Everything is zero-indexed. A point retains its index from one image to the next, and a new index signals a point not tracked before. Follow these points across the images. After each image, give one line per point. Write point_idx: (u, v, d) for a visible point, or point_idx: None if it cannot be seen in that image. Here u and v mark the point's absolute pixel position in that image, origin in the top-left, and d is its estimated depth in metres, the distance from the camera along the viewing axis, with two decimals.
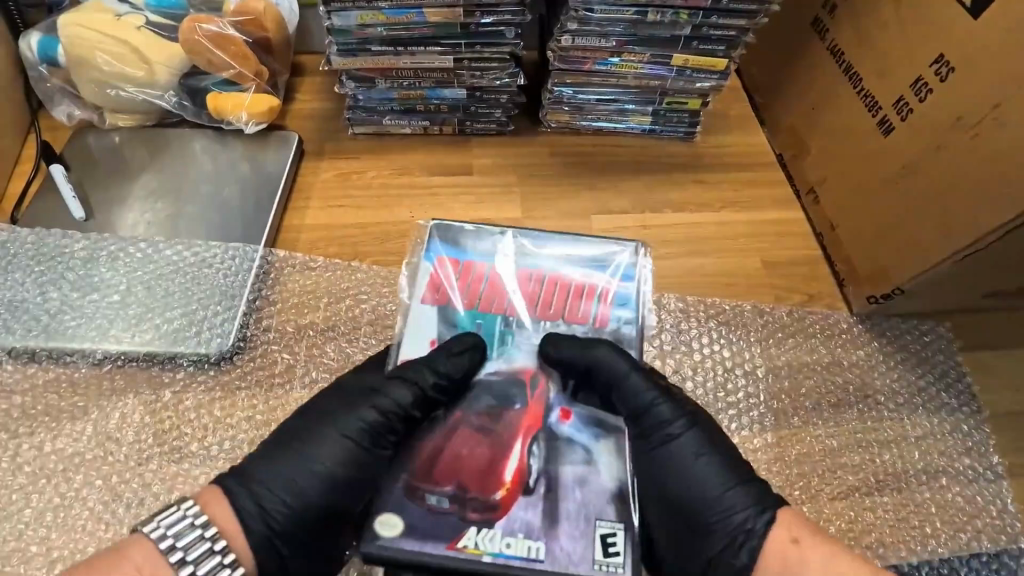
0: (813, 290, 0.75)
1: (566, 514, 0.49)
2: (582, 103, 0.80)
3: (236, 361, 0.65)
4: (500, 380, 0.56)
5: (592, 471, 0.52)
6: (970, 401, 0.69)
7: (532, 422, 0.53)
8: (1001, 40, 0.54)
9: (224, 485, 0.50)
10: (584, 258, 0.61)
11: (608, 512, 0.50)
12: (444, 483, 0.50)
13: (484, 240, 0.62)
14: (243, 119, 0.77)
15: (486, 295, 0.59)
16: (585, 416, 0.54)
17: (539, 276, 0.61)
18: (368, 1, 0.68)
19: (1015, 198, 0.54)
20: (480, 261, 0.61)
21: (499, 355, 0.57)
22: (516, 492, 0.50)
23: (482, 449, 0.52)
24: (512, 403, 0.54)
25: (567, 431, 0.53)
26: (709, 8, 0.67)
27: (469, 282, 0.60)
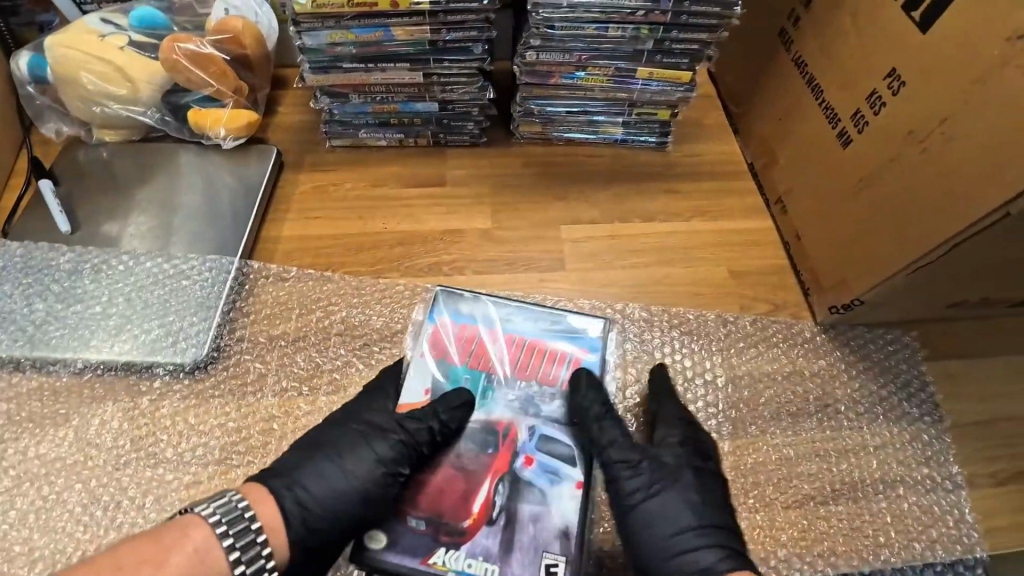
0: (779, 299, 0.75)
1: (520, 544, 0.55)
2: (552, 115, 0.81)
3: (210, 370, 0.67)
4: (478, 428, 0.60)
5: (547, 509, 0.56)
6: (932, 411, 0.69)
7: (501, 464, 0.58)
8: (949, 53, 0.52)
9: (269, 486, 0.52)
10: (559, 330, 0.66)
11: (556, 547, 0.55)
12: (424, 508, 0.56)
13: (478, 305, 0.67)
14: (222, 134, 0.80)
15: (478, 353, 0.64)
16: (545, 461, 0.59)
17: (520, 340, 0.65)
18: (336, 21, 0.70)
19: (958, 215, 0.53)
20: (474, 324, 0.66)
21: (480, 408, 0.62)
22: (480, 521, 0.55)
23: (460, 482, 0.57)
24: (486, 447, 0.59)
25: (529, 474, 0.58)
26: (669, 23, 0.68)
27: (464, 341, 0.65)
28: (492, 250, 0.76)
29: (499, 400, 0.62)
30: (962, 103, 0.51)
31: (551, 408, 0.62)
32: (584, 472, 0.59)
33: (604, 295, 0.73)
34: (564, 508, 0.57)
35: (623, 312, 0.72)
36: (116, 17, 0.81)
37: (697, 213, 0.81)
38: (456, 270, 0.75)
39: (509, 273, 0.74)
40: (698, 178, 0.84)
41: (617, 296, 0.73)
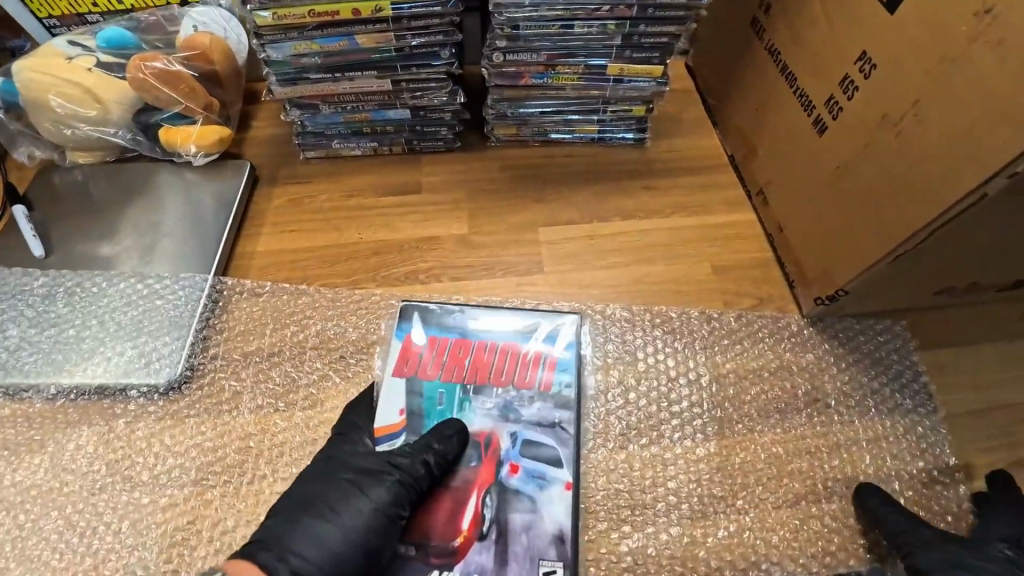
0: (765, 293, 0.73)
1: (514, 556, 0.54)
2: (525, 116, 0.80)
3: (185, 390, 0.67)
4: None
5: (538, 516, 0.56)
6: (926, 401, 0.67)
7: (485, 475, 0.58)
8: (919, 34, 0.51)
9: (258, 559, 0.48)
10: (532, 329, 0.66)
11: (551, 553, 0.55)
12: (412, 534, 0.55)
13: (447, 315, 0.67)
14: (192, 151, 0.80)
15: (450, 364, 0.64)
16: (531, 467, 0.59)
17: (493, 345, 0.65)
18: (299, 32, 0.69)
19: (936, 200, 0.51)
20: (443, 335, 0.66)
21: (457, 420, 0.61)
22: (471, 537, 0.55)
23: (444, 501, 0.57)
24: (468, 460, 0.59)
25: (516, 482, 0.58)
26: (635, 17, 0.67)
27: (435, 354, 0.65)
28: (469, 255, 0.75)
29: (478, 410, 0.61)
30: (934, 84, 0.50)
31: (531, 411, 0.61)
32: (572, 473, 0.59)
33: (584, 297, 0.72)
34: (555, 512, 0.57)
35: (604, 312, 0.71)
36: (84, 39, 0.81)
37: (677, 208, 0.79)
38: (433, 277, 0.73)
39: (486, 278, 0.73)
40: (678, 173, 0.83)
41: (597, 297, 0.72)
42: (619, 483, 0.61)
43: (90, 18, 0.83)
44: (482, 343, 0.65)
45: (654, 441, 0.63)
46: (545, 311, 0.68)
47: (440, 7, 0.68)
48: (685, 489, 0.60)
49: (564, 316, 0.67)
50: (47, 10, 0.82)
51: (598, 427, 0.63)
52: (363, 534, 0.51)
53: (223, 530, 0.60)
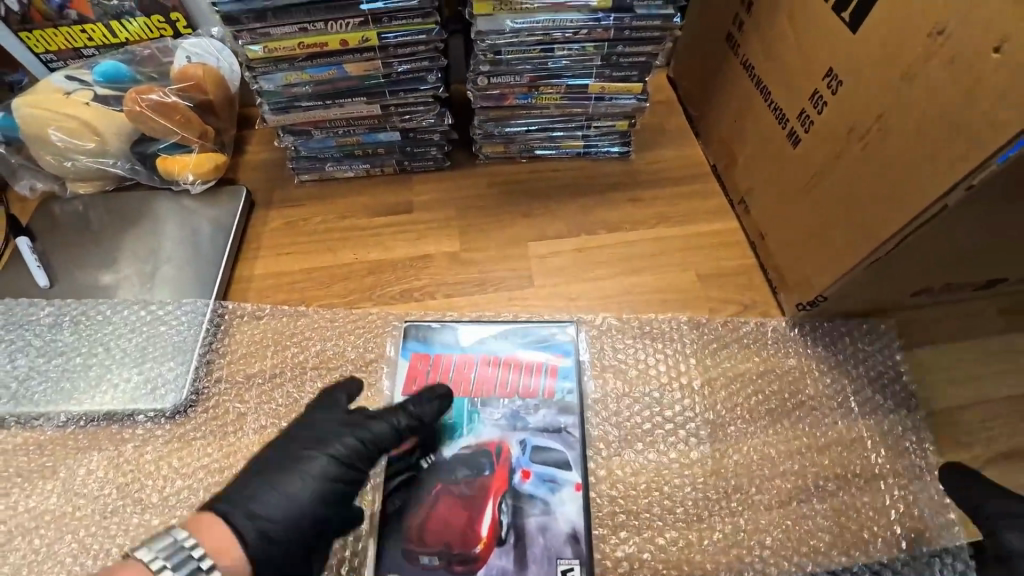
0: (749, 299, 0.75)
1: (533, 558, 0.57)
2: (512, 135, 0.82)
3: (192, 413, 0.69)
4: (470, 452, 0.62)
5: (552, 517, 0.58)
6: (908, 399, 0.69)
7: (499, 484, 0.60)
8: (878, 53, 0.53)
9: (217, 510, 0.49)
10: (531, 340, 0.70)
11: (567, 552, 0.57)
12: (433, 545, 0.57)
13: (449, 334, 0.71)
14: (189, 178, 0.82)
15: (455, 379, 0.67)
16: (541, 472, 0.61)
17: (495, 358, 0.68)
18: (290, 63, 0.72)
19: (904, 207, 0.53)
20: (446, 352, 0.69)
21: (468, 432, 0.63)
22: (490, 544, 0.57)
23: (461, 512, 0.59)
24: (481, 469, 0.61)
25: (528, 488, 0.60)
26: (613, 38, 0.70)
27: (440, 371, 0.68)
28: (463, 271, 0.78)
29: (486, 421, 0.64)
30: (895, 99, 0.52)
31: (536, 418, 0.64)
32: (580, 474, 0.61)
33: (575, 308, 0.74)
34: (568, 512, 0.59)
35: (594, 323, 0.73)
36: (80, 74, 0.83)
37: (662, 219, 0.82)
38: (428, 294, 0.76)
39: (479, 294, 0.75)
40: (661, 184, 0.85)
41: (588, 308, 0.74)
42: (613, 489, 0.63)
43: (86, 52, 0.86)
44: (484, 357, 0.68)
45: (646, 447, 0.65)
46: (543, 321, 0.71)
47: (425, 35, 0.71)
48: (678, 492, 0.63)
49: (560, 325, 0.71)
50: (44, 46, 0.84)
51: (591, 436, 0.65)
52: (325, 496, 0.53)
53: None
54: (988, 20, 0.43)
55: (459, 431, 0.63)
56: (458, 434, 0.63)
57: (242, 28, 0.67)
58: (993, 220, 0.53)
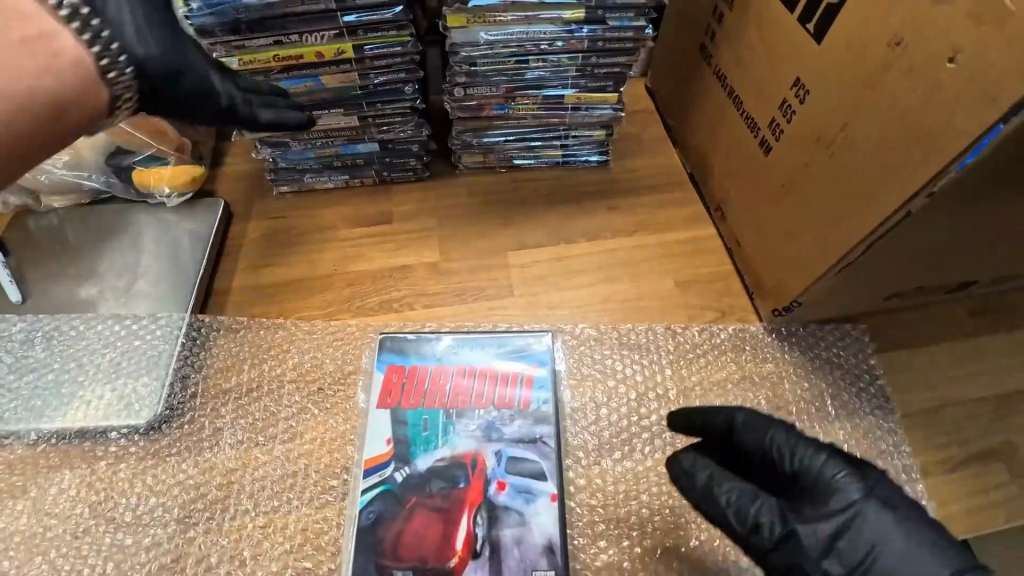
0: (726, 305, 0.76)
1: (508, 570, 0.56)
2: (490, 145, 0.82)
3: (165, 429, 0.68)
4: (445, 464, 0.62)
5: (528, 528, 0.58)
6: (883, 402, 0.70)
7: (474, 495, 0.60)
8: (842, 63, 0.54)
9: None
10: (509, 350, 0.69)
11: (542, 563, 0.57)
12: (407, 559, 0.57)
13: (425, 344, 0.70)
14: (166, 192, 0.82)
15: (430, 391, 0.66)
16: (517, 483, 0.61)
17: (471, 369, 0.67)
18: (265, 75, 0.72)
19: (870, 211, 0.54)
20: (422, 363, 0.68)
21: (443, 444, 0.63)
22: (466, 557, 0.57)
23: (437, 525, 0.58)
24: (456, 481, 0.61)
25: (503, 499, 0.60)
26: (587, 51, 0.70)
27: (415, 382, 0.67)
28: (441, 281, 0.78)
29: (462, 432, 0.63)
30: (858, 107, 0.53)
31: (512, 429, 0.64)
32: (556, 484, 0.61)
33: (553, 318, 0.74)
34: (543, 523, 0.59)
35: (573, 332, 0.73)
36: None
37: (641, 227, 0.82)
38: (406, 305, 0.76)
39: (458, 304, 0.75)
40: (640, 192, 0.86)
41: (565, 317, 0.74)
42: (592, 498, 0.63)
43: None
44: (460, 368, 0.67)
45: (625, 456, 0.65)
46: (520, 332, 0.71)
47: (401, 47, 0.71)
48: (656, 500, 0.62)
49: (537, 335, 0.70)
50: None
51: (569, 445, 0.65)
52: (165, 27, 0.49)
53: (206, 566, 0.61)
54: (942, 32, 0.44)
55: (434, 444, 0.63)
56: (433, 446, 0.63)
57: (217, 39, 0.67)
58: (955, 227, 0.54)
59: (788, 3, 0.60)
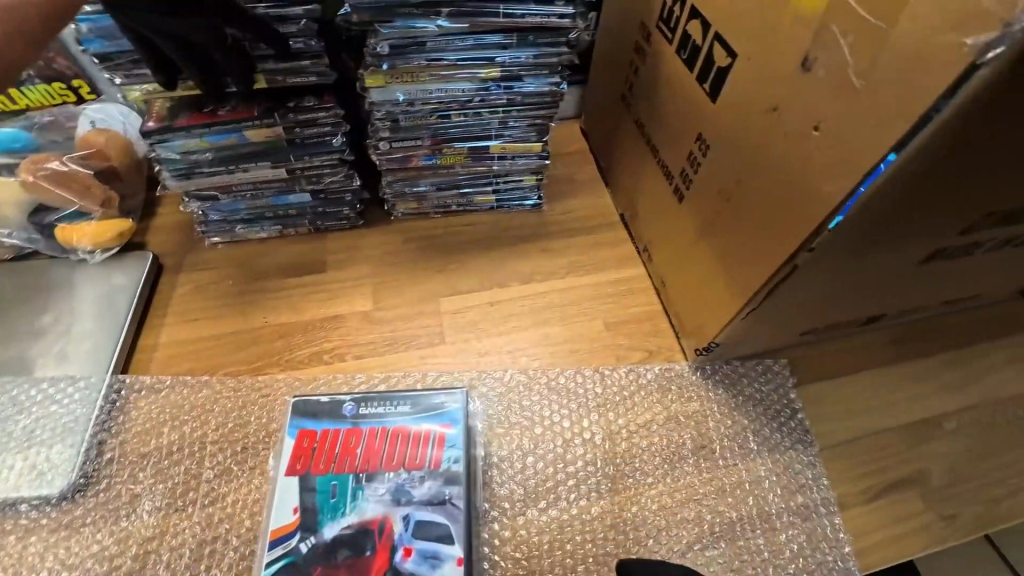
0: (653, 345, 0.78)
1: None
2: (421, 193, 0.84)
3: (79, 498, 0.66)
4: (350, 536, 0.49)
5: None
6: (804, 436, 0.72)
7: (377, 567, 0.47)
8: (733, 122, 0.57)
9: None
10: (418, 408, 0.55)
11: None
12: None
13: (336, 406, 0.55)
14: (89, 248, 0.80)
15: (342, 453, 0.53)
16: (426, 547, 0.48)
17: (381, 431, 0.54)
18: (187, 131, 0.72)
19: (767, 261, 0.56)
20: (332, 427, 0.54)
21: (350, 512, 0.50)
22: None
23: None
24: (362, 555, 0.48)
25: (409, 568, 0.47)
26: (506, 105, 0.72)
27: (327, 445, 0.54)
28: (372, 331, 0.78)
29: (369, 497, 0.51)
30: (749, 165, 0.56)
31: (420, 490, 0.51)
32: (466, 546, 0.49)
33: (483, 364, 0.75)
34: None
35: (502, 378, 0.74)
36: None
37: (572, 269, 0.84)
38: (336, 357, 0.76)
39: (388, 354, 0.76)
40: (572, 234, 0.88)
41: (495, 364, 0.75)
42: (516, 550, 0.63)
43: None
44: (372, 428, 0.54)
45: (551, 504, 0.65)
46: (428, 389, 0.57)
47: (318, 75, 0.70)
48: (580, 549, 0.63)
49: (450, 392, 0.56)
50: None
51: (495, 495, 0.66)
52: None
53: None
54: (809, 102, 0.47)
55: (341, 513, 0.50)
56: (338, 514, 0.50)
57: (122, 69, 0.66)
58: (847, 274, 0.57)
59: (687, 63, 0.63)
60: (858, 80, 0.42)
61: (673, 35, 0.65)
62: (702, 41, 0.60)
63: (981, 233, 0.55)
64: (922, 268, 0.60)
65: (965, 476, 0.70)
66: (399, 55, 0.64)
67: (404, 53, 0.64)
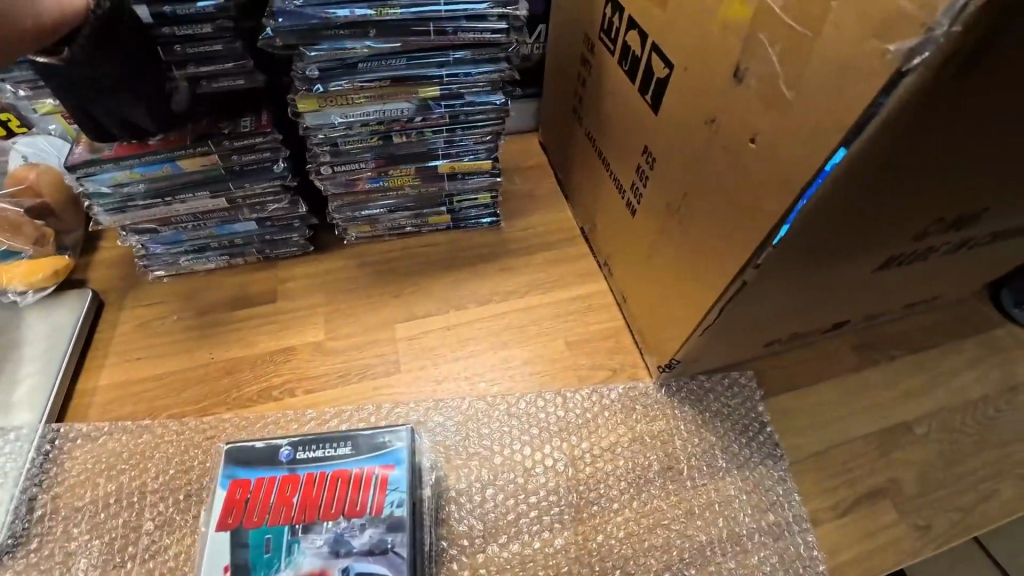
0: (617, 363, 0.75)
1: None
2: (372, 216, 0.81)
3: (8, 559, 0.61)
4: None
5: None
6: (774, 450, 0.70)
7: None
8: (676, 134, 0.55)
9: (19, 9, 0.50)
10: (361, 448, 0.52)
11: None
12: None
13: (276, 451, 0.52)
14: (21, 287, 0.76)
15: (276, 503, 0.50)
16: None
17: (322, 475, 0.51)
18: (115, 163, 0.68)
19: (717, 276, 0.54)
20: (269, 475, 0.51)
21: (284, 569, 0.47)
22: None
23: None
24: None
25: None
26: (449, 124, 0.70)
27: (261, 495, 0.50)
28: (324, 362, 0.75)
29: (306, 550, 0.47)
30: (692, 179, 0.54)
31: (361, 541, 0.48)
32: None
33: (441, 393, 0.72)
34: None
35: (460, 407, 0.71)
36: None
37: (532, 287, 0.82)
38: (286, 392, 0.72)
39: (341, 387, 0.72)
40: (531, 250, 0.86)
41: (452, 392, 0.72)
42: None
43: None
44: (312, 473, 0.51)
45: (513, 539, 0.62)
46: (374, 426, 0.54)
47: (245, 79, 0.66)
48: None
49: (394, 429, 0.53)
50: None
51: (453, 532, 0.63)
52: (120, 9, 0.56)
53: None
54: (743, 114, 0.45)
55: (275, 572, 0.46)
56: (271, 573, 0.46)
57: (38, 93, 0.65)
58: (801, 286, 0.55)
59: (629, 75, 0.61)
60: (787, 91, 0.40)
61: (614, 46, 0.64)
62: (640, 52, 0.58)
63: (933, 238, 0.54)
64: (876, 276, 0.58)
65: (938, 483, 0.68)
66: (330, 78, 0.62)
67: (335, 75, 0.62)
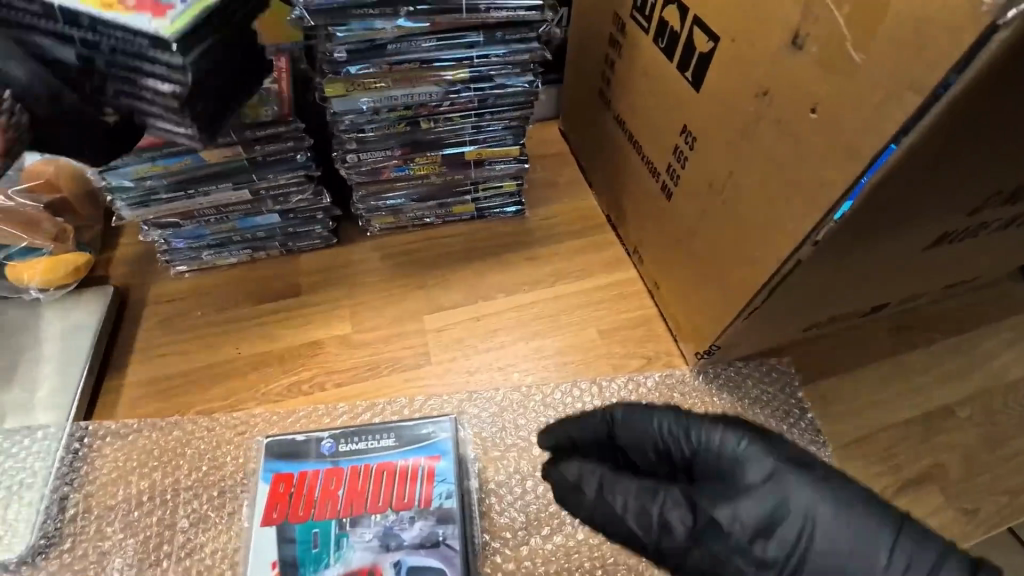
0: (651, 351, 0.74)
1: None
2: (396, 206, 0.79)
3: (41, 560, 0.60)
4: None
5: None
6: (817, 436, 0.68)
7: None
8: (721, 111, 0.53)
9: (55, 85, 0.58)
10: (405, 439, 0.51)
11: None
12: None
13: (317, 445, 0.51)
14: (41, 285, 0.74)
15: (321, 497, 0.48)
16: None
17: (366, 468, 0.50)
18: (138, 156, 0.67)
19: (767, 257, 0.53)
20: (311, 469, 0.50)
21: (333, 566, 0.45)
22: None
23: None
24: None
25: None
26: (478, 109, 0.69)
27: (303, 490, 0.49)
28: (353, 356, 0.73)
29: (355, 545, 0.46)
30: (739, 156, 0.53)
31: (412, 535, 0.46)
32: None
33: (474, 384, 0.70)
34: None
35: (494, 398, 0.69)
36: None
37: (560, 275, 0.80)
38: (316, 386, 0.71)
39: (371, 380, 0.71)
40: (558, 238, 0.84)
41: (485, 383, 0.70)
42: None
43: None
44: (355, 466, 0.50)
45: (555, 531, 0.61)
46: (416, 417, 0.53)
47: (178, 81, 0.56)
48: None
49: (438, 420, 0.52)
50: None
51: (495, 525, 0.61)
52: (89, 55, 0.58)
53: None
54: (801, 84, 0.44)
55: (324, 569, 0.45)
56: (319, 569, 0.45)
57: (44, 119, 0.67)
58: (853, 265, 0.53)
59: (666, 51, 0.60)
60: (855, 55, 0.39)
61: (648, 23, 0.62)
62: (680, 27, 0.56)
63: (988, 213, 0.52)
64: (926, 254, 0.57)
65: (985, 467, 0.67)
66: (359, 60, 0.60)
67: (364, 58, 0.60)
